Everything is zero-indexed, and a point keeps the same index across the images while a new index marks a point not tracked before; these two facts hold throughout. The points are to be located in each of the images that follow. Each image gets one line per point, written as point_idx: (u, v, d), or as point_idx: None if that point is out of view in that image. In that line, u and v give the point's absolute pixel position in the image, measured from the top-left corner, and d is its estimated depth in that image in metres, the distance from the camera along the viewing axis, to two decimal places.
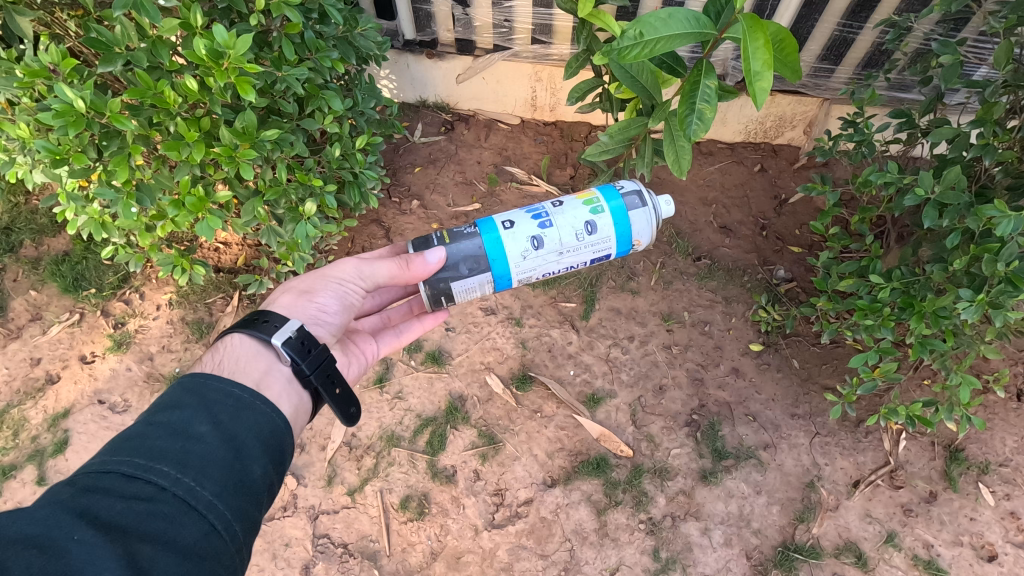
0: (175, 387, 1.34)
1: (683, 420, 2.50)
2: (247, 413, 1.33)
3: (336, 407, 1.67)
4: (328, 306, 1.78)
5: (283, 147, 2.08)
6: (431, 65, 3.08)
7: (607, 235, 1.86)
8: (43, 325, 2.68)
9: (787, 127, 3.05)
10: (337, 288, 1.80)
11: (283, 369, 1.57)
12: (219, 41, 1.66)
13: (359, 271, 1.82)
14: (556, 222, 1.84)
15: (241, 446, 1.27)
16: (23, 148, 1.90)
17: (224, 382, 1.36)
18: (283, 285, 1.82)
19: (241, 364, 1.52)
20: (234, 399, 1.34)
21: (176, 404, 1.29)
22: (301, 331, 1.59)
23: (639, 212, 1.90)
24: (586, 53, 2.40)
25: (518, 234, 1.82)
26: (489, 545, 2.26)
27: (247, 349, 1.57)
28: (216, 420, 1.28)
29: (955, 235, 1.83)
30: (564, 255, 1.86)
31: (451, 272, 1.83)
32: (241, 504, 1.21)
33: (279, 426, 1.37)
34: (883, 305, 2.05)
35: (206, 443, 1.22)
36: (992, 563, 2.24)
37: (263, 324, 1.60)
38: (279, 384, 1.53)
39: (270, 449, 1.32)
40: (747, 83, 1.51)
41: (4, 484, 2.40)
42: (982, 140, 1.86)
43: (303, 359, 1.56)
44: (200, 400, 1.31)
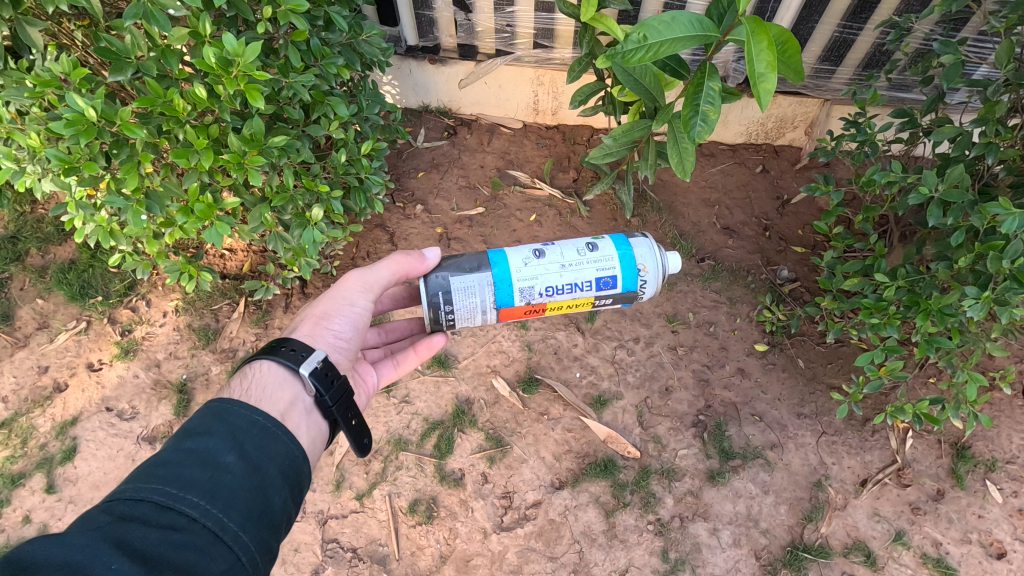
0: (200, 412, 1.35)
1: (690, 421, 2.50)
2: (271, 442, 1.34)
3: (352, 438, 1.68)
4: (343, 331, 1.77)
5: (290, 154, 2.10)
6: (434, 71, 3.10)
7: (610, 254, 1.86)
8: (50, 333, 2.69)
9: (788, 128, 3.08)
10: (350, 310, 1.80)
11: (306, 401, 1.56)
12: (229, 49, 1.69)
13: (364, 284, 1.82)
14: (558, 241, 1.89)
15: (266, 476, 1.29)
16: (33, 157, 1.91)
17: (249, 409, 1.38)
18: (295, 319, 1.79)
19: (266, 392, 1.51)
20: (259, 427, 1.35)
21: (203, 431, 1.30)
22: (326, 362, 1.60)
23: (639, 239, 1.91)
24: (588, 57, 2.42)
25: (519, 247, 1.88)
26: (498, 547, 2.26)
27: (273, 377, 1.56)
28: (242, 450, 1.29)
29: (959, 233, 1.84)
30: (566, 269, 1.83)
31: (451, 264, 1.85)
32: (264, 535, 1.23)
33: (298, 457, 1.38)
34: (889, 303, 2.06)
35: (234, 474, 1.24)
36: (1001, 561, 2.24)
37: (289, 352, 1.60)
38: (301, 417, 1.52)
39: (290, 480, 1.34)
40: (751, 85, 1.53)
41: (11, 492, 2.40)
42: (985, 139, 1.88)
43: (327, 391, 1.57)
44: (226, 428, 1.32)
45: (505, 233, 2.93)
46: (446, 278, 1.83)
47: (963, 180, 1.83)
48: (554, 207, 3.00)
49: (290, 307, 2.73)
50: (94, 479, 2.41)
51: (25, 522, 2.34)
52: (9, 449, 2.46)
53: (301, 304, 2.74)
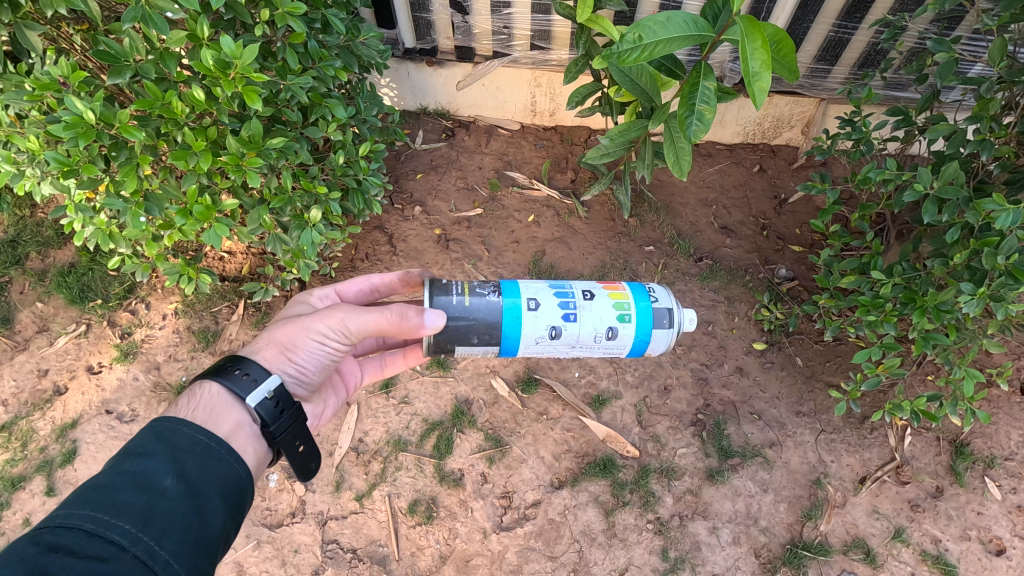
0: (142, 433, 1.36)
1: (688, 420, 2.50)
2: (213, 463, 1.36)
3: (296, 463, 1.69)
4: (305, 365, 1.76)
5: (288, 156, 2.11)
6: (431, 73, 3.12)
7: (623, 343, 1.85)
8: (50, 337, 2.69)
9: (785, 127, 3.09)
10: (318, 347, 1.75)
11: (253, 428, 1.56)
12: (226, 51, 1.69)
13: (341, 327, 1.73)
14: (580, 319, 1.80)
15: (204, 501, 1.29)
16: (33, 160, 1.92)
17: (193, 428, 1.39)
18: (265, 331, 1.77)
19: (211, 415, 1.50)
20: (202, 448, 1.37)
21: (143, 452, 1.31)
22: (277, 391, 1.60)
23: (663, 331, 1.86)
24: (585, 58, 2.43)
25: (539, 317, 1.78)
26: (497, 547, 2.26)
27: (218, 398, 1.55)
28: (181, 473, 1.30)
29: (954, 230, 1.85)
30: (574, 348, 1.86)
31: (456, 332, 1.73)
32: (197, 560, 1.24)
33: (242, 476, 1.41)
34: (885, 301, 2.06)
35: (170, 498, 1.24)
36: (1000, 557, 2.24)
37: (240, 376, 1.58)
38: (247, 441, 1.52)
39: (231, 500, 1.36)
40: (746, 84, 1.53)
41: (12, 496, 2.40)
42: (979, 136, 1.89)
43: (273, 422, 1.57)
44: (167, 449, 1.33)
45: (503, 234, 2.93)
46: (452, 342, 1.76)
47: (958, 176, 1.85)
48: (552, 207, 3.01)
49: None
50: None
51: (25, 525, 2.34)
52: (9, 452, 2.46)
53: None
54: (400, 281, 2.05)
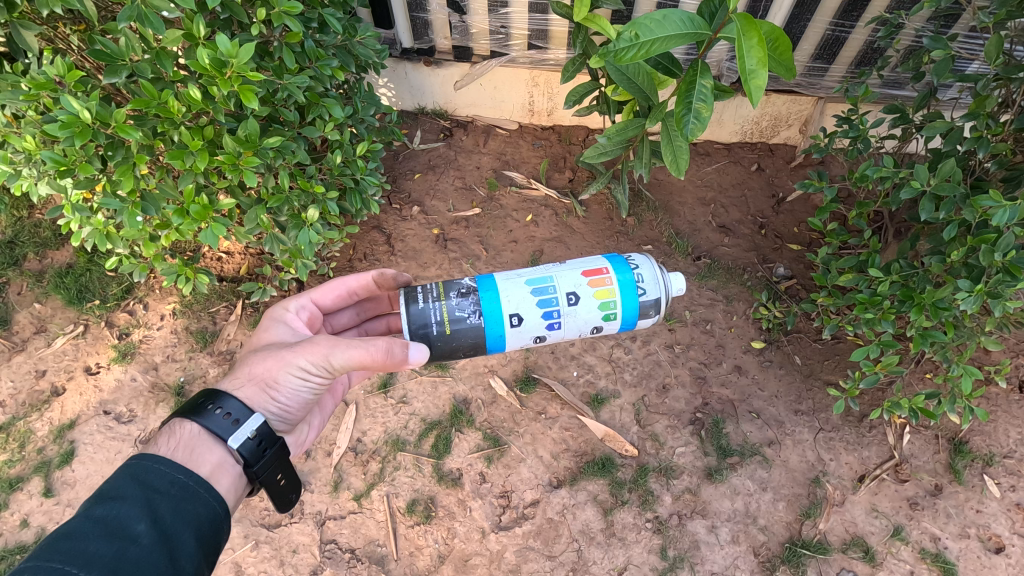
0: (115, 475, 1.35)
1: (687, 419, 2.50)
2: (188, 504, 1.37)
3: (275, 496, 1.71)
4: (287, 401, 1.73)
5: (285, 156, 2.11)
6: (429, 73, 3.12)
7: (608, 333, 1.89)
8: (48, 338, 2.69)
9: (783, 126, 3.09)
10: (300, 383, 1.71)
11: (235, 467, 1.56)
12: (222, 50, 1.69)
13: (321, 365, 1.67)
14: (565, 325, 1.83)
15: (177, 544, 1.30)
16: (30, 160, 1.92)
17: (170, 467, 1.40)
18: (246, 364, 1.72)
19: (190, 454, 1.50)
20: (179, 488, 1.38)
21: (116, 495, 1.30)
22: (260, 431, 1.60)
23: (647, 319, 1.89)
24: (582, 57, 2.43)
25: (523, 329, 1.79)
26: (496, 547, 2.26)
27: (197, 437, 1.54)
28: (155, 516, 1.30)
29: (951, 227, 1.85)
30: (563, 339, 1.91)
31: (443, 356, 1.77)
32: None
33: (218, 516, 1.42)
34: (883, 298, 2.06)
35: (143, 545, 1.25)
36: (1000, 555, 2.24)
37: (221, 417, 1.57)
38: (228, 480, 1.53)
39: (205, 541, 1.37)
40: (742, 82, 1.53)
41: (9, 497, 2.39)
42: (976, 133, 1.89)
43: (255, 462, 1.58)
44: (142, 491, 1.33)
45: (502, 233, 2.93)
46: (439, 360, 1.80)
47: (955, 174, 1.85)
48: (549, 207, 3.01)
49: None
50: (92, 483, 2.41)
51: (22, 526, 2.33)
52: (7, 453, 2.46)
53: None
54: (375, 282, 2.03)
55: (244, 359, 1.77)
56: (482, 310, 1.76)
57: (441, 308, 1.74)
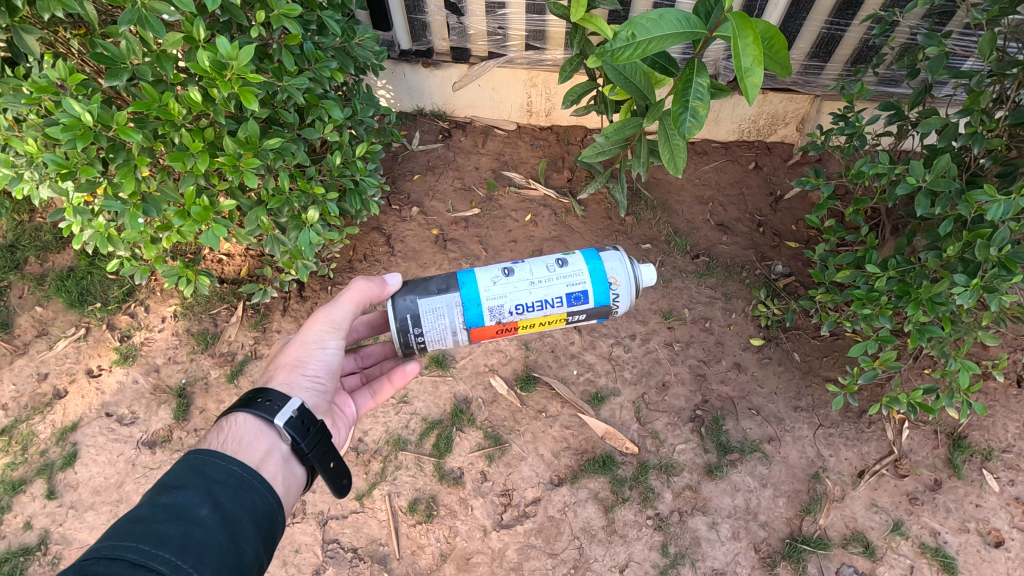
0: (176, 466, 1.37)
1: (687, 416, 2.51)
2: (245, 494, 1.37)
3: (330, 480, 1.69)
4: (319, 374, 1.77)
5: (285, 157, 2.12)
6: (427, 74, 3.13)
7: (580, 269, 1.83)
8: (50, 340, 2.70)
9: (780, 124, 3.10)
10: (323, 352, 1.79)
11: (282, 449, 1.57)
12: (222, 52, 1.70)
13: (331, 322, 1.81)
14: (528, 259, 1.88)
15: (238, 530, 1.30)
16: (31, 163, 1.94)
17: (226, 459, 1.40)
18: (268, 368, 1.77)
19: (241, 445, 1.50)
20: (235, 478, 1.38)
21: (179, 484, 1.31)
22: (301, 410, 1.61)
23: (612, 255, 1.89)
24: (579, 58, 2.45)
25: (489, 266, 1.86)
26: (498, 545, 2.27)
27: (249, 429, 1.55)
28: (216, 504, 1.31)
29: (947, 222, 1.86)
30: (535, 286, 1.82)
31: (418, 288, 1.82)
32: None
33: (274, 507, 1.41)
34: (880, 294, 2.07)
35: (206, 528, 1.25)
36: (999, 549, 2.25)
37: (264, 403, 1.59)
38: (278, 466, 1.52)
39: (263, 530, 1.36)
40: (738, 80, 1.54)
41: (12, 499, 2.39)
42: (971, 128, 1.90)
43: (302, 439, 1.58)
44: (202, 480, 1.34)
45: (501, 233, 2.95)
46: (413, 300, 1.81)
47: (949, 169, 1.86)
48: (548, 207, 3.02)
49: (289, 310, 2.75)
50: (95, 485, 2.42)
51: (26, 528, 2.34)
52: (9, 456, 2.46)
53: (299, 307, 2.75)
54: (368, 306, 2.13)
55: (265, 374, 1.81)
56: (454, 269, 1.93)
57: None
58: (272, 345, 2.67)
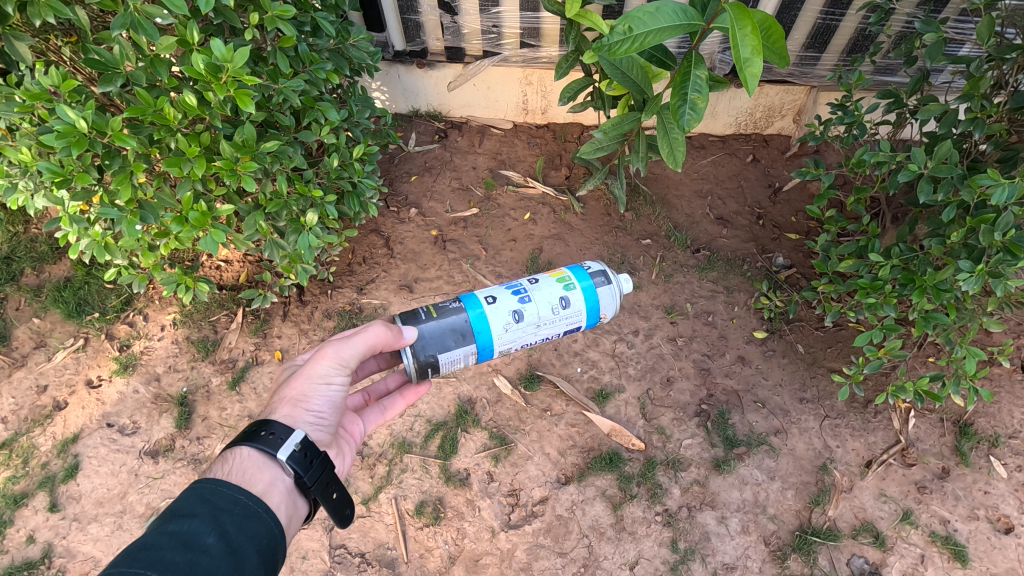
0: (183, 495, 1.35)
1: (693, 411, 2.50)
2: (251, 522, 1.35)
3: (335, 512, 1.64)
4: (322, 410, 1.73)
5: (282, 159, 2.10)
6: (422, 75, 3.12)
7: (579, 308, 1.90)
8: (48, 352, 2.67)
9: (776, 116, 3.11)
10: (327, 389, 1.73)
11: (286, 482, 1.53)
12: (217, 55, 1.68)
13: (338, 360, 1.72)
14: (535, 297, 1.85)
15: (243, 558, 1.28)
16: (25, 172, 1.92)
17: (232, 488, 1.39)
18: (273, 396, 1.72)
19: (245, 476, 1.48)
20: (242, 506, 1.36)
21: (186, 513, 1.30)
22: (305, 443, 1.57)
23: (606, 290, 1.95)
24: (575, 54, 2.44)
25: (500, 307, 1.82)
26: (507, 546, 2.25)
27: (251, 461, 1.53)
28: (222, 532, 1.29)
29: (950, 209, 1.87)
30: (541, 328, 1.87)
31: (436, 341, 1.77)
32: None
33: (277, 536, 1.39)
34: (884, 283, 2.07)
35: (213, 556, 1.23)
36: (1009, 536, 2.24)
37: (267, 437, 1.55)
38: (282, 497, 1.50)
39: (267, 560, 1.34)
40: (738, 70, 1.52)
41: (14, 513, 2.36)
42: (971, 114, 1.90)
43: (305, 472, 1.54)
44: (209, 509, 1.32)
45: (500, 233, 2.93)
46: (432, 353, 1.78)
47: (951, 156, 1.85)
48: (548, 204, 3.01)
49: (289, 315, 2.73)
50: (97, 496, 2.39)
51: (29, 542, 2.31)
52: (10, 470, 2.44)
53: (299, 312, 2.74)
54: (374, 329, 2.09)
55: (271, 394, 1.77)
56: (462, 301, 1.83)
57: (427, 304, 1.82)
58: (273, 351, 2.66)
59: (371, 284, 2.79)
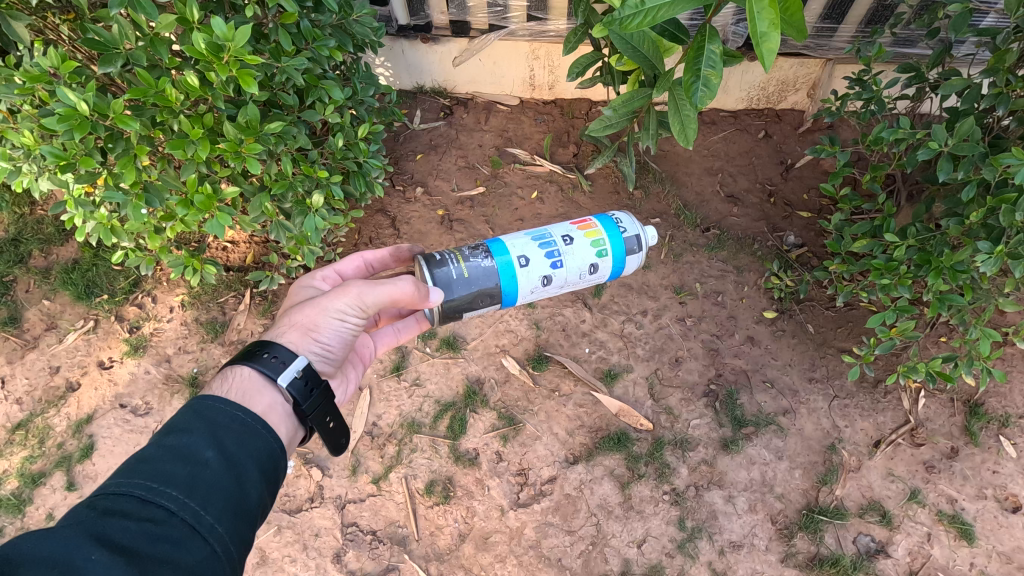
0: (182, 411, 1.37)
1: (701, 391, 2.50)
2: (250, 438, 1.36)
3: (329, 440, 1.70)
4: (330, 343, 1.74)
5: (287, 140, 2.06)
6: (427, 50, 3.05)
7: (604, 274, 1.99)
8: (59, 334, 2.69)
9: (790, 91, 3.03)
10: (340, 324, 1.74)
11: (285, 406, 1.55)
12: (218, 34, 1.64)
13: (360, 300, 1.72)
14: (566, 263, 1.90)
15: (243, 473, 1.30)
16: (29, 156, 1.90)
17: (229, 405, 1.39)
18: (286, 316, 1.74)
19: (245, 396, 1.49)
20: (239, 423, 1.37)
21: (184, 427, 1.31)
22: (306, 371, 1.59)
23: (635, 257, 2.02)
24: (584, 27, 2.36)
25: (531, 270, 1.87)
26: (516, 524, 2.28)
27: (251, 382, 1.54)
28: (221, 446, 1.31)
29: (970, 188, 1.81)
30: (562, 288, 1.97)
31: (465, 300, 1.83)
32: (240, 527, 1.24)
33: (276, 452, 1.41)
34: (899, 263, 2.03)
35: (213, 469, 1.26)
36: (1016, 515, 2.25)
37: (270, 359, 1.57)
38: (281, 419, 1.51)
39: (267, 473, 1.36)
40: (754, 46, 1.46)
41: (33, 492, 2.41)
42: (995, 89, 1.84)
43: (305, 400, 1.57)
44: (207, 424, 1.33)
45: (507, 212, 2.90)
46: (459, 310, 1.86)
47: (973, 133, 1.79)
48: (555, 182, 2.97)
49: None
50: None
51: (49, 519, 2.37)
52: (28, 449, 2.48)
53: None
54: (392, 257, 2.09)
55: (283, 313, 1.78)
56: (493, 258, 1.85)
57: (456, 257, 1.83)
58: None
59: None
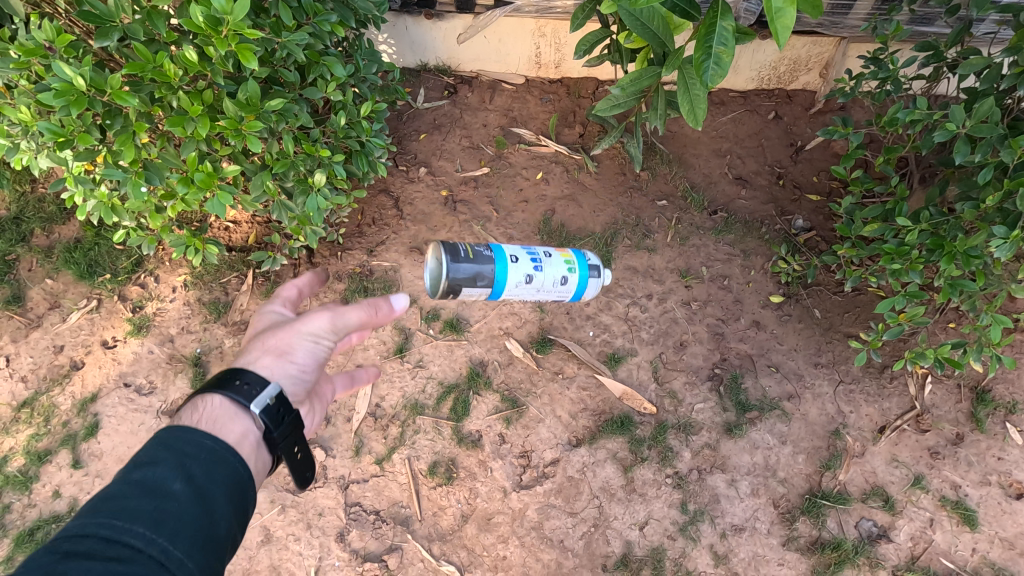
0: (148, 443, 1.35)
1: (705, 375, 2.49)
2: (218, 468, 1.35)
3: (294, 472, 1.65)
4: (303, 366, 1.73)
5: (288, 119, 2.02)
6: (430, 26, 2.98)
7: (568, 293, 2.01)
8: (63, 313, 2.69)
9: (802, 70, 2.96)
10: (312, 346, 1.73)
11: (255, 435, 1.51)
12: (217, 7, 1.59)
13: (332, 325, 1.71)
14: (545, 266, 1.92)
15: (212, 504, 1.29)
16: (27, 132, 1.88)
17: (198, 433, 1.38)
18: (257, 339, 1.71)
19: (216, 425, 1.45)
20: (208, 451, 1.36)
21: (151, 460, 1.30)
22: (278, 397, 1.56)
23: (594, 283, 2.08)
24: (592, 3, 2.30)
25: (519, 264, 1.87)
26: (518, 505, 2.29)
27: (221, 410, 1.50)
28: (189, 477, 1.30)
29: (987, 171, 1.76)
30: (538, 292, 1.95)
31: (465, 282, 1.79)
32: (210, 560, 1.23)
33: (246, 481, 1.40)
34: (911, 248, 1.99)
35: (181, 501, 1.25)
36: (1020, 501, 2.25)
37: (240, 386, 1.53)
38: (251, 451, 1.48)
39: (237, 503, 1.35)
40: (768, 22, 1.41)
41: (39, 469, 2.44)
42: (1016, 69, 1.79)
43: (275, 427, 1.53)
44: (175, 455, 1.32)
45: (511, 193, 2.87)
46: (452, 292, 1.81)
47: (993, 114, 1.74)
48: (560, 163, 2.92)
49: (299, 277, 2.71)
50: (119, 454, 2.45)
51: (56, 496, 2.40)
52: (33, 427, 2.49)
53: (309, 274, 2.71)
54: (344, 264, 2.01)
55: (252, 339, 1.75)
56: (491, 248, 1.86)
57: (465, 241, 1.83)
58: None
59: (382, 246, 2.75)
